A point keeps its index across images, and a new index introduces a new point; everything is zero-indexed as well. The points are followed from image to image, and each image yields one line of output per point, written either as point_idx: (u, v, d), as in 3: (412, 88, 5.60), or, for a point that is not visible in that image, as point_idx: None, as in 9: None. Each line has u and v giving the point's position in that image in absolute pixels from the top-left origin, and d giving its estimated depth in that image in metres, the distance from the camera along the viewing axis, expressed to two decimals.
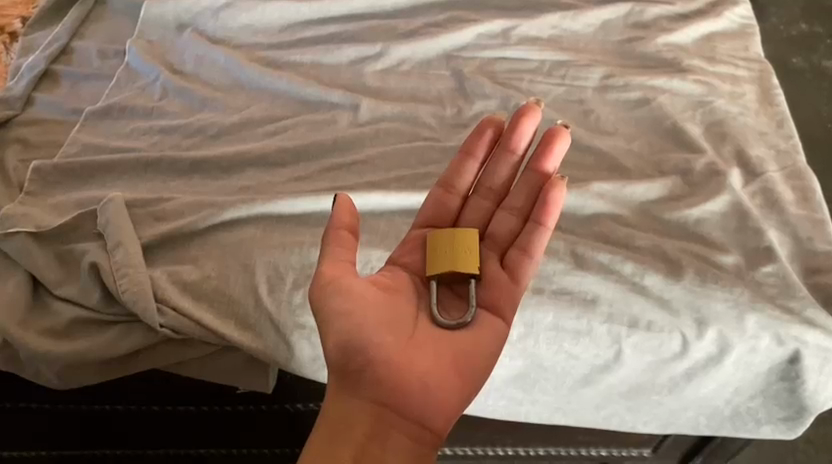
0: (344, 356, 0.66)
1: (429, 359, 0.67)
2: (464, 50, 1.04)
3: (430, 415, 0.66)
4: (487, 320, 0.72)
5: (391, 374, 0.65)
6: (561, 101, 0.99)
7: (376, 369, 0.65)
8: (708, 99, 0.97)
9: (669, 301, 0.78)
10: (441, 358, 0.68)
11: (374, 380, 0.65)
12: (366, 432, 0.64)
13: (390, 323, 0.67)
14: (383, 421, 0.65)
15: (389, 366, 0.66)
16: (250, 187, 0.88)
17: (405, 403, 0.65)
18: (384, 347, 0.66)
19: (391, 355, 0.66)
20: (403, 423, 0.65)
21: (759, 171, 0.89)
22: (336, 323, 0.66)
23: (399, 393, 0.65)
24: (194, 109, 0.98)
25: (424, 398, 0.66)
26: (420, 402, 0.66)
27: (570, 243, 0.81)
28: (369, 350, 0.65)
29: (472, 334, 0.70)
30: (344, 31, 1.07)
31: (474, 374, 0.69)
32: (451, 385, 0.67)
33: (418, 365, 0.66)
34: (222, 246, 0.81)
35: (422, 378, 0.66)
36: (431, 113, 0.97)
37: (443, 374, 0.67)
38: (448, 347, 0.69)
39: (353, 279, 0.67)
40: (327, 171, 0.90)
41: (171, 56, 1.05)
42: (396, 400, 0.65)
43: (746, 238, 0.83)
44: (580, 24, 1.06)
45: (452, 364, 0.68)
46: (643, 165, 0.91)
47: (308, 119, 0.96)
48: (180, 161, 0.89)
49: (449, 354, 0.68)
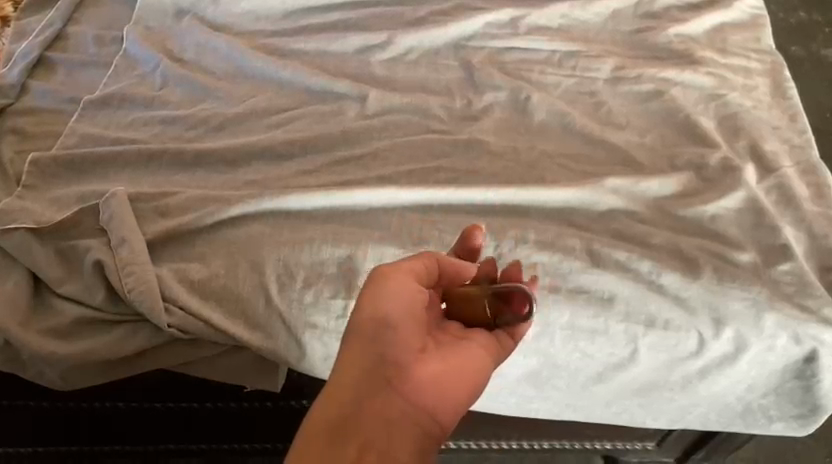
0: (370, 327, 0.55)
1: (451, 362, 0.55)
2: (472, 40, 1.02)
3: (443, 421, 0.54)
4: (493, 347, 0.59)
5: (410, 358, 0.54)
6: (572, 93, 0.97)
7: (398, 352, 0.54)
8: (721, 92, 0.95)
9: (686, 299, 0.77)
10: (464, 365, 0.56)
11: (392, 356, 0.54)
12: (373, 408, 0.51)
13: (418, 314, 0.57)
14: (390, 402, 0.52)
15: (413, 349, 0.55)
16: (256, 182, 0.85)
17: (423, 402, 0.53)
18: (411, 329, 0.55)
19: (414, 342, 0.55)
20: (413, 430, 0.52)
21: (773, 167, 0.88)
22: (374, 299, 0.55)
23: (419, 388, 0.54)
24: (195, 98, 0.96)
25: (440, 400, 0.54)
26: (427, 400, 0.53)
27: (586, 241, 0.80)
28: (396, 324, 0.55)
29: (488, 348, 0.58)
30: (349, 18, 1.04)
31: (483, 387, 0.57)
32: (463, 398, 0.55)
33: (440, 366, 0.55)
34: (230, 243, 0.79)
35: (437, 379, 0.55)
36: (440, 105, 0.95)
37: (461, 381, 0.55)
38: (467, 354, 0.57)
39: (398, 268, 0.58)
40: (335, 164, 0.88)
41: (170, 43, 1.01)
42: (413, 399, 0.53)
43: (762, 235, 0.82)
44: (591, 14, 1.03)
45: (471, 372, 0.56)
46: (655, 159, 0.90)
47: (314, 111, 0.94)
48: (184, 154, 0.87)
49: (467, 362, 0.56)
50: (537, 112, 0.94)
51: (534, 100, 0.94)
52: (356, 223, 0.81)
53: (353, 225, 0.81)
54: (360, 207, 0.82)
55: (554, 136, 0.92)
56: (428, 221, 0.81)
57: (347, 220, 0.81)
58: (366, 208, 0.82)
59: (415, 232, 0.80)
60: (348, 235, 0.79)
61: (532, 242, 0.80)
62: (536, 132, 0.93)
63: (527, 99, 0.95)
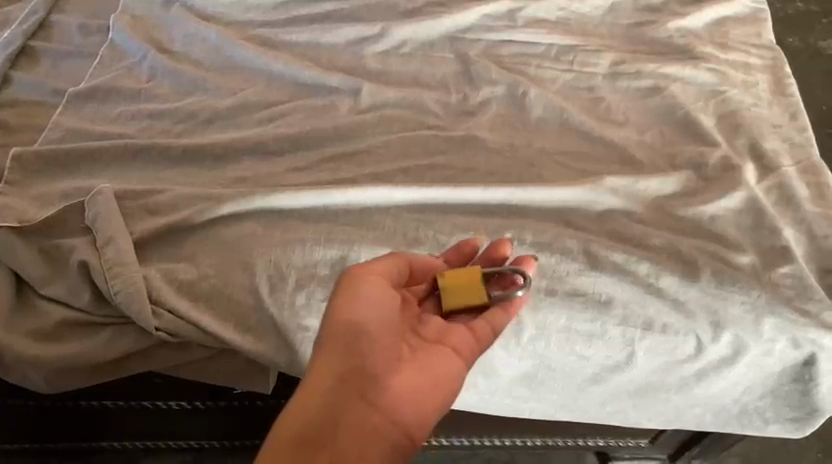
0: (349, 334, 0.60)
1: (419, 374, 0.62)
2: (469, 32, 1.00)
3: (408, 426, 0.60)
4: (463, 356, 0.65)
5: (383, 370, 0.60)
6: (570, 88, 0.95)
7: (371, 358, 0.60)
8: (721, 89, 0.94)
9: (684, 302, 0.76)
10: (432, 377, 0.62)
11: (367, 367, 0.59)
12: (348, 417, 0.56)
13: (392, 326, 0.62)
14: (365, 412, 0.58)
15: (384, 362, 0.60)
16: (247, 179, 0.83)
17: (390, 406, 0.59)
18: (383, 342, 0.61)
19: (385, 352, 0.61)
20: (382, 433, 0.58)
21: (774, 166, 0.87)
22: (353, 307, 0.61)
23: (387, 394, 0.59)
24: (183, 91, 0.93)
25: (408, 408, 0.60)
26: (399, 410, 0.59)
27: (584, 242, 0.78)
28: (370, 335, 0.61)
29: (458, 358, 0.65)
30: (343, 9, 1.02)
31: (445, 399, 0.63)
32: (431, 407, 0.61)
33: (407, 377, 0.61)
34: (220, 243, 0.77)
35: (406, 388, 0.61)
36: (435, 100, 0.93)
37: (426, 391, 0.61)
38: (435, 365, 0.63)
39: (379, 279, 0.64)
40: (328, 161, 0.86)
41: (158, 33, 0.99)
42: (382, 402, 0.59)
43: (762, 236, 0.81)
44: (589, 6, 1.02)
45: (436, 384, 0.62)
46: (654, 157, 0.89)
47: (306, 105, 0.91)
48: (172, 150, 0.84)
49: (433, 375, 0.62)
50: (534, 107, 0.92)
51: (532, 95, 0.93)
52: (350, 222, 0.79)
53: (346, 224, 0.79)
54: (354, 206, 0.80)
55: (551, 133, 0.91)
56: (423, 221, 0.79)
57: (340, 219, 0.79)
58: (360, 207, 0.80)
59: (410, 232, 0.78)
60: (340, 234, 0.77)
61: (529, 243, 0.78)
62: (534, 128, 0.91)
63: (525, 94, 0.93)
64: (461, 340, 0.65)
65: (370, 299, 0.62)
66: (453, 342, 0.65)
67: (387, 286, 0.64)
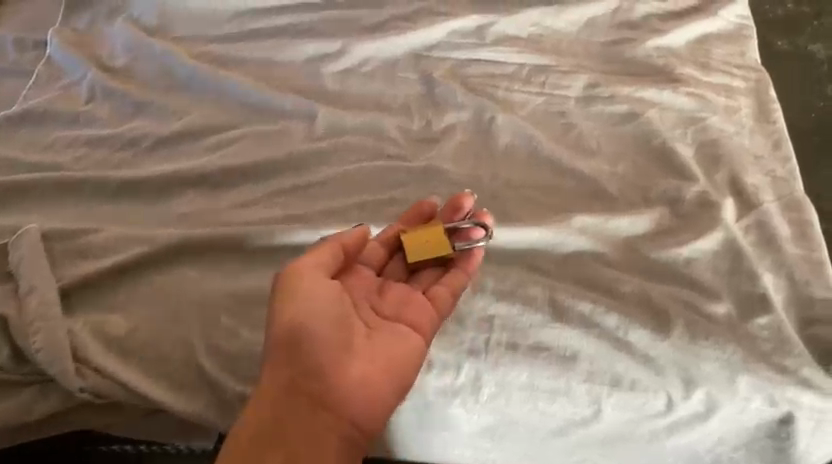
0: (292, 338, 0.63)
1: (369, 360, 0.65)
2: (435, 50, 0.93)
3: (362, 412, 0.63)
4: (418, 332, 0.68)
5: (331, 362, 0.63)
6: (541, 113, 0.89)
7: (316, 355, 0.63)
8: (702, 115, 0.88)
9: (654, 359, 0.71)
10: (383, 362, 0.65)
11: (313, 365, 0.63)
12: (295, 420, 0.60)
13: (338, 316, 0.66)
14: (316, 411, 0.61)
15: (332, 356, 0.64)
16: (188, 215, 0.77)
17: (340, 400, 0.62)
18: (329, 336, 0.64)
19: (333, 346, 0.64)
20: (334, 428, 0.61)
21: (755, 202, 0.81)
22: (293, 307, 0.64)
23: (335, 389, 0.62)
24: (125, 113, 0.86)
25: (361, 397, 0.63)
26: (351, 401, 0.63)
27: (549, 289, 0.73)
28: (314, 334, 0.64)
29: (413, 335, 0.68)
30: (301, 22, 0.95)
31: (405, 378, 0.66)
32: (386, 392, 0.64)
33: (359, 366, 0.64)
34: (156, 290, 0.71)
35: (358, 378, 0.63)
36: (395, 125, 0.87)
37: (380, 375, 0.64)
38: (388, 349, 0.66)
39: (316, 273, 0.66)
40: (278, 195, 0.80)
41: (98, 47, 0.92)
42: (331, 398, 0.62)
43: (739, 282, 0.75)
44: (564, 22, 0.96)
45: (390, 368, 0.65)
46: (628, 191, 0.83)
47: (256, 130, 0.85)
48: (108, 183, 0.78)
49: (386, 358, 0.65)
50: (502, 134, 0.86)
51: (499, 121, 0.87)
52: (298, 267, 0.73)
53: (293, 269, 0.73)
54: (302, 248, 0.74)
55: (520, 162, 0.84)
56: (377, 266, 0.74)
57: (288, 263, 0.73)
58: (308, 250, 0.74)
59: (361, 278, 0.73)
60: None
61: (489, 291, 0.73)
62: (502, 158, 0.84)
63: (492, 120, 0.87)
64: (415, 314, 0.69)
65: (312, 289, 0.65)
66: (410, 318, 0.69)
67: (326, 278, 0.67)
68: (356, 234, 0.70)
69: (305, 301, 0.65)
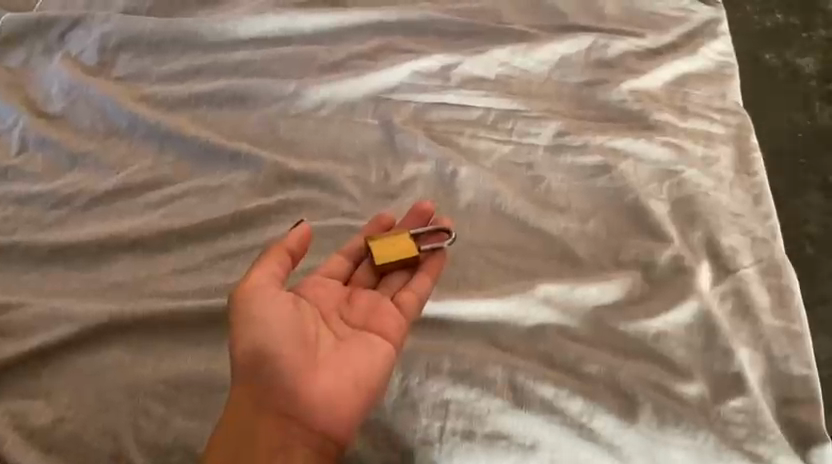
0: (252, 361, 0.61)
1: (333, 371, 0.62)
2: (396, 92, 0.87)
3: (331, 425, 0.60)
4: (385, 340, 0.65)
5: (295, 379, 0.61)
6: (507, 164, 0.83)
7: (277, 372, 0.61)
8: (678, 168, 0.83)
9: (619, 447, 0.66)
10: (350, 375, 0.62)
11: (276, 384, 0.61)
12: (264, 437, 0.60)
13: (298, 330, 0.63)
14: (284, 430, 0.60)
15: (295, 370, 0.61)
16: (123, 284, 0.71)
17: (307, 415, 0.60)
18: (290, 353, 0.62)
19: (296, 361, 0.62)
20: (303, 443, 0.60)
21: (732, 267, 0.76)
22: (246, 330, 0.62)
23: (301, 404, 0.60)
24: (58, 164, 0.80)
25: (328, 411, 0.60)
26: (319, 416, 0.60)
27: (510, 370, 0.68)
28: (273, 354, 0.61)
29: (380, 342, 0.64)
30: (252, 59, 0.88)
31: (376, 388, 0.63)
32: (352, 406, 0.61)
33: (323, 379, 0.61)
34: (83, 374, 0.66)
35: (325, 391, 0.61)
36: (350, 177, 0.81)
37: (347, 387, 0.61)
38: (354, 359, 0.63)
39: (270, 290, 0.64)
40: (221, 259, 0.74)
41: (32, 89, 0.85)
42: (298, 412, 0.60)
43: (713, 359, 0.71)
44: (534, 61, 0.90)
45: (357, 378, 0.62)
46: (598, 253, 0.78)
47: (200, 185, 0.79)
48: (37, 249, 0.72)
49: (352, 368, 0.62)
50: (464, 191, 0.81)
51: (463, 175, 0.81)
52: None
53: None
54: None
55: (483, 221, 0.79)
56: None
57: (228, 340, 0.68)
58: None
59: None
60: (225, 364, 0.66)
61: (446, 372, 0.67)
62: (462, 214, 0.79)
63: (455, 173, 0.81)
64: (385, 323, 0.66)
65: (268, 301, 0.63)
66: (380, 325, 0.66)
67: (280, 291, 0.64)
68: (299, 233, 0.67)
69: (262, 317, 0.63)
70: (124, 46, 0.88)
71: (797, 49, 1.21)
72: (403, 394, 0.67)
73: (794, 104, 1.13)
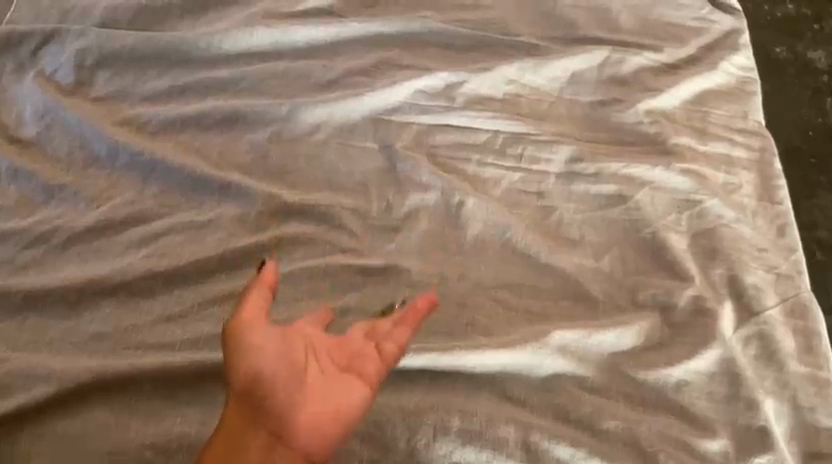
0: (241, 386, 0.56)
1: (317, 403, 0.56)
2: (396, 113, 0.82)
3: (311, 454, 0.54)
4: (368, 380, 0.59)
5: (277, 404, 0.55)
6: (516, 193, 0.78)
7: (261, 404, 0.55)
8: (698, 197, 0.77)
9: None
10: (333, 406, 0.56)
11: (259, 415, 0.55)
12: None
13: (287, 359, 0.57)
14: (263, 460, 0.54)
15: (282, 398, 0.55)
16: (105, 335, 0.66)
17: (288, 445, 0.54)
18: (275, 382, 0.56)
19: (283, 388, 0.56)
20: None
21: (757, 308, 0.72)
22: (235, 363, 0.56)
23: (281, 433, 0.54)
24: (33, 197, 0.74)
25: (308, 438, 0.54)
26: (297, 446, 0.54)
27: (523, 429, 0.63)
28: (258, 384, 0.55)
29: (364, 379, 0.59)
30: (243, 77, 0.82)
31: (354, 422, 0.57)
32: (332, 438, 0.55)
33: (306, 407, 0.55)
34: (61, 440, 0.61)
35: (306, 420, 0.55)
36: (348, 209, 0.75)
37: (330, 420, 0.55)
38: (338, 390, 0.57)
39: (258, 322, 0.58)
40: (210, 303, 0.68)
41: (3, 113, 0.79)
42: (278, 440, 0.54)
43: (736, 412, 0.67)
44: (544, 78, 0.85)
45: (340, 413, 0.56)
46: (614, 292, 0.73)
47: (187, 221, 0.73)
48: (10, 295, 0.67)
49: (336, 402, 0.57)
50: (472, 224, 0.75)
51: (469, 206, 0.76)
52: None
53: None
54: None
55: (492, 257, 0.74)
56: None
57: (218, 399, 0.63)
58: None
59: None
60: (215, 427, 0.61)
61: (455, 432, 0.63)
62: (470, 252, 0.74)
63: (461, 205, 0.76)
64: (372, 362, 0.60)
65: (253, 331, 0.57)
66: (365, 360, 0.60)
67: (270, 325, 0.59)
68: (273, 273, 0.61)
69: (251, 344, 0.57)
70: (103, 62, 0.82)
71: (807, 42, 1.16)
72: (410, 457, 0.62)
73: (804, 102, 1.08)
